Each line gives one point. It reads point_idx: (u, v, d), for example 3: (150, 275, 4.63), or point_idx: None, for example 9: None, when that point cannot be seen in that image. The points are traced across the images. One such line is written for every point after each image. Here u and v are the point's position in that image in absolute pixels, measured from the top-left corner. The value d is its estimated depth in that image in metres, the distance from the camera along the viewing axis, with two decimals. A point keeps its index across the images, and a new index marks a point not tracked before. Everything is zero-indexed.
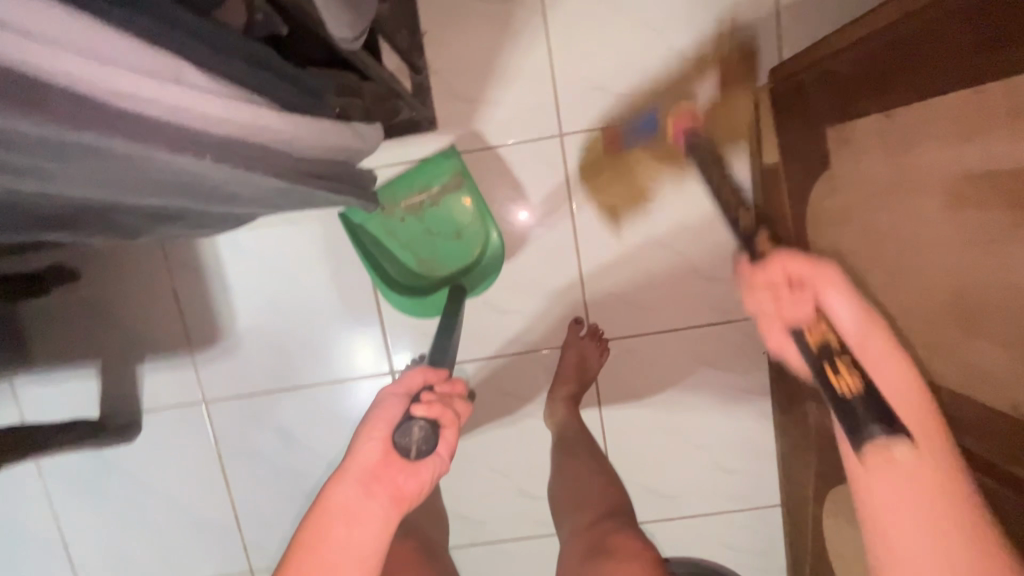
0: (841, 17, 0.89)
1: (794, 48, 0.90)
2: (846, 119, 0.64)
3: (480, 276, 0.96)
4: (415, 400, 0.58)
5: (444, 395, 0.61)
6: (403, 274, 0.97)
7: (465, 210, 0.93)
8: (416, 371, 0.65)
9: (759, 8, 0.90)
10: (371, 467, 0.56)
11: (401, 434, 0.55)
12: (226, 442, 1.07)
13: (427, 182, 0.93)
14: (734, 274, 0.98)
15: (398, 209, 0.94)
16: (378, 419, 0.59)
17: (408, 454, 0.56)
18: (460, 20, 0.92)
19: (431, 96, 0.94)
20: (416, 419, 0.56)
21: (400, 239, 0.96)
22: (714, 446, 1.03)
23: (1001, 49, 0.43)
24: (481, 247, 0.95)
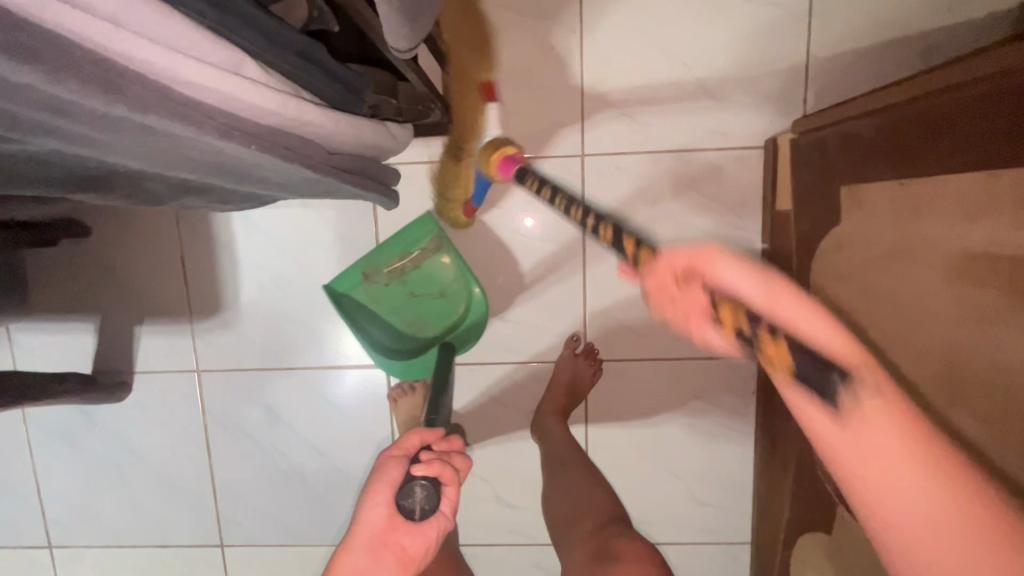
0: (867, 77, 0.92)
1: (818, 102, 0.92)
2: (860, 181, 0.66)
3: (466, 333, 0.98)
4: (416, 460, 0.62)
5: (442, 452, 0.65)
6: (392, 337, 0.98)
7: (448, 268, 0.97)
8: (416, 430, 0.67)
9: (790, 58, 0.92)
10: (378, 529, 0.60)
11: (405, 497, 0.59)
12: (213, 412, 1.07)
13: (407, 248, 0.96)
14: None
15: (382, 276, 0.97)
16: (380, 482, 0.62)
17: (413, 515, 0.59)
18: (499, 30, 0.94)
19: None
20: (416, 481, 0.59)
21: (385, 304, 0.99)
22: (693, 477, 1.05)
23: (1013, 140, 0.45)
24: (465, 306, 0.98)
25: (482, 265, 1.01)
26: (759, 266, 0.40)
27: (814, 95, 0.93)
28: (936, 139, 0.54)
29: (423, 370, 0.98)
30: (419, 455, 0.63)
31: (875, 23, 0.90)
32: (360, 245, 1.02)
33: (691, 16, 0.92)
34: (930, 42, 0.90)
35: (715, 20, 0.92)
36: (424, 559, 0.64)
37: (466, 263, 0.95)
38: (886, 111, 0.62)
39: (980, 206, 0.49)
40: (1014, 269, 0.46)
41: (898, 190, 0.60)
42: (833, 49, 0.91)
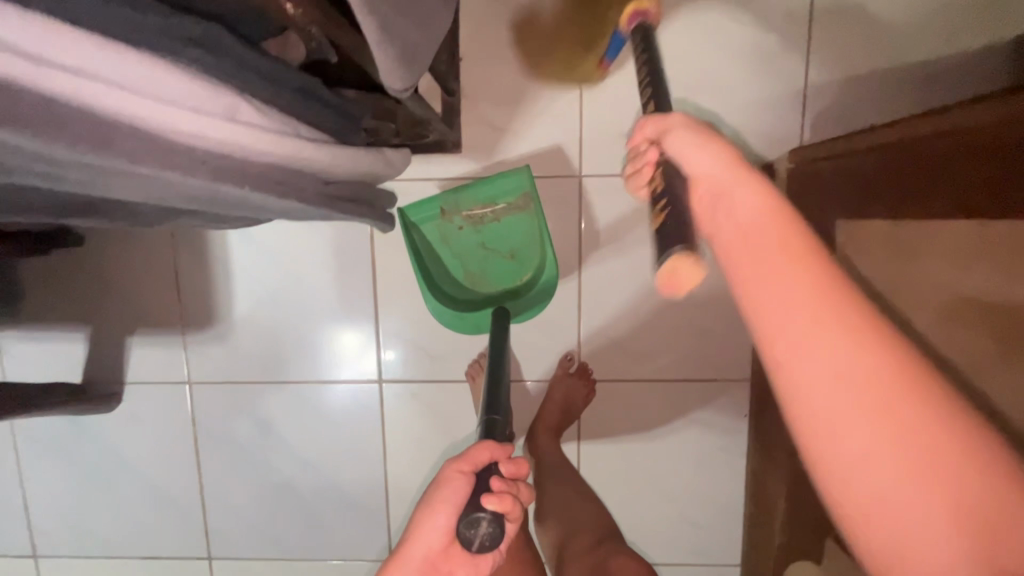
0: (863, 105, 0.92)
1: (814, 129, 0.93)
2: (857, 215, 0.66)
3: (524, 297, 0.98)
4: (486, 488, 0.60)
5: (511, 479, 0.63)
6: (448, 282, 0.98)
7: (527, 231, 0.96)
8: (488, 443, 0.65)
9: (788, 85, 0.92)
10: (434, 552, 0.66)
11: (468, 527, 0.58)
12: (204, 425, 1.07)
13: (494, 197, 0.95)
14: (726, 332, 1.00)
15: (458, 217, 0.96)
16: (444, 503, 0.64)
17: (471, 546, 0.59)
18: (499, 49, 0.94)
19: (460, 119, 0.96)
20: (484, 516, 0.57)
21: (451, 248, 0.98)
22: (684, 498, 1.05)
23: (1005, 190, 0.45)
24: (530, 272, 0.98)
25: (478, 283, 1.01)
26: (717, 145, 0.43)
27: (811, 121, 0.93)
28: (929, 176, 0.54)
29: (467, 326, 0.99)
30: (489, 481, 0.61)
31: (873, 51, 0.91)
32: (356, 259, 1.02)
33: (691, 41, 0.92)
34: (927, 73, 0.91)
35: (714, 45, 0.92)
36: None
37: (547, 233, 0.94)
38: (876, 146, 0.61)
39: (976, 242, 0.49)
40: (1006, 318, 0.47)
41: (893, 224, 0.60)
42: (830, 76, 0.92)
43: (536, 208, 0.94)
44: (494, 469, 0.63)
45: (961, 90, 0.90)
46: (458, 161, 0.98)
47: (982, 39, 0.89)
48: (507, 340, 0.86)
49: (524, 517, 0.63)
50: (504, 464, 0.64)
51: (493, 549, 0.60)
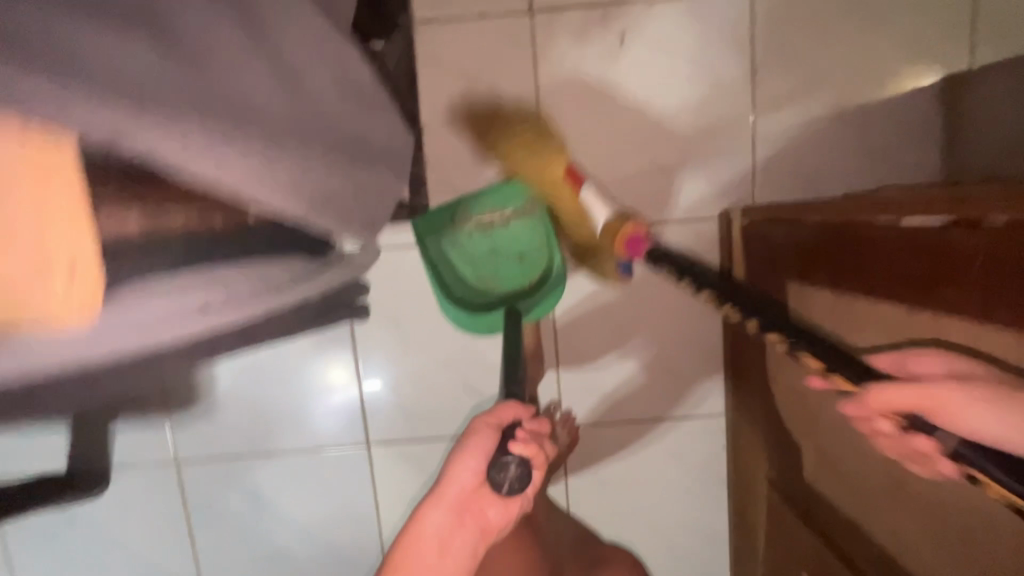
0: (809, 149, 0.97)
1: (765, 174, 0.98)
2: (802, 282, 0.72)
3: (534, 298, 0.97)
4: (513, 438, 0.71)
5: (534, 433, 0.74)
6: (460, 287, 0.99)
7: (536, 234, 0.96)
8: (509, 405, 0.77)
9: (737, 135, 0.97)
10: (467, 491, 0.71)
11: (498, 471, 0.68)
12: (195, 502, 1.07)
13: (503, 203, 0.96)
14: (698, 371, 1.04)
15: (468, 225, 0.97)
16: (472, 450, 0.71)
17: (500, 487, 0.68)
18: (458, 116, 0.97)
19: (425, 186, 0.98)
20: (512, 459, 0.68)
21: (461, 254, 0.99)
22: (670, 531, 1.09)
23: (938, 288, 0.52)
24: (540, 273, 0.98)
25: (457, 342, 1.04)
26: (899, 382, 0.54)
27: (762, 164, 0.98)
28: (885, 267, 0.58)
29: (479, 327, 0.99)
30: (514, 431, 0.71)
31: (814, 94, 0.96)
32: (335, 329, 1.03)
33: (641, 96, 0.96)
34: (866, 111, 0.96)
35: (664, 101, 0.96)
36: (500, 529, 0.73)
37: (555, 234, 0.95)
38: (825, 223, 0.65)
39: (930, 340, 0.54)
40: None
41: (845, 301, 0.64)
42: (776, 124, 0.97)
43: (543, 211, 0.95)
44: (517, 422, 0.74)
45: (899, 125, 0.95)
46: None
47: (912, 76, 0.94)
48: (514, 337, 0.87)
49: (546, 463, 0.73)
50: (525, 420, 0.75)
51: (520, 492, 0.69)
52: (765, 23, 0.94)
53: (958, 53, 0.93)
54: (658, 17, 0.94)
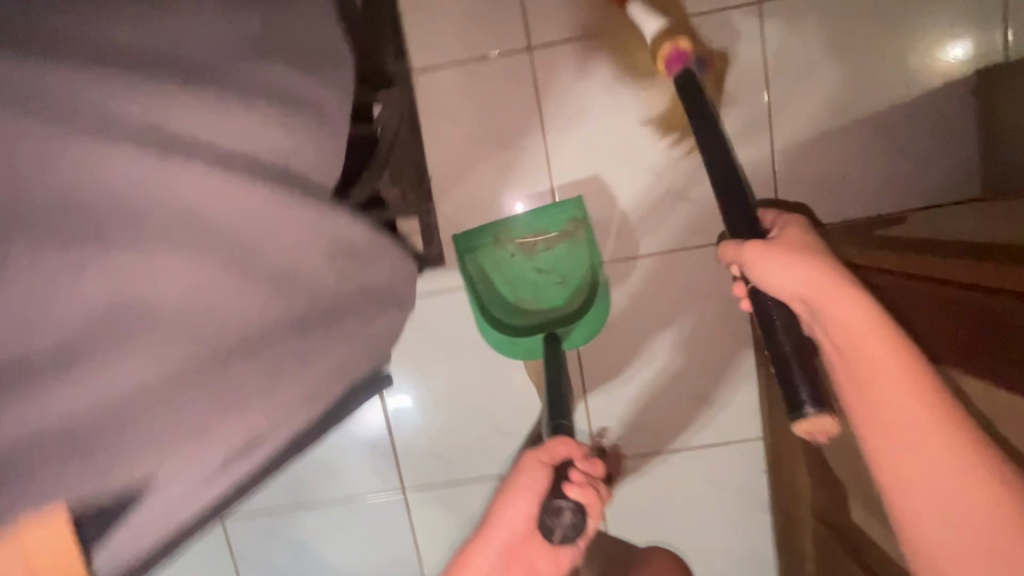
0: (834, 161, 0.92)
1: (789, 190, 0.93)
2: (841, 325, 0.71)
3: (576, 324, 0.95)
4: (567, 479, 0.60)
5: (591, 475, 0.63)
6: (499, 309, 0.96)
7: (581, 256, 0.94)
8: (564, 439, 0.65)
9: (754, 153, 0.93)
10: (516, 536, 0.63)
11: (550, 516, 0.58)
12: (243, 555, 1.11)
13: (547, 224, 0.94)
14: (732, 397, 1.01)
15: (511, 244, 0.95)
16: (524, 485, 0.62)
17: (551, 536, 0.58)
18: (463, 160, 0.95)
19: (437, 234, 0.97)
20: (567, 505, 0.58)
21: (502, 273, 0.96)
22: (715, 559, 1.06)
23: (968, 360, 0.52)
24: (581, 298, 0.95)
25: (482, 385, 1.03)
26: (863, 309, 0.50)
27: (788, 184, 0.93)
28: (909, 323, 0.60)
29: (517, 352, 0.97)
30: (569, 472, 0.61)
31: (839, 107, 0.91)
32: None
33: (655, 124, 0.93)
34: (896, 121, 0.91)
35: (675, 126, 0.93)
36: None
37: (600, 262, 0.94)
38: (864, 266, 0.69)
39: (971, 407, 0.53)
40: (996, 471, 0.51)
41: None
42: (796, 137, 0.92)
43: (590, 234, 0.93)
44: (570, 463, 0.63)
45: (931, 134, 0.91)
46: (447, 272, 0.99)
47: (943, 82, 0.90)
48: (561, 364, 0.83)
49: (605, 512, 0.62)
50: (583, 460, 0.63)
51: (573, 541, 0.59)
52: (782, 38, 0.90)
53: (990, 54, 0.88)
54: None
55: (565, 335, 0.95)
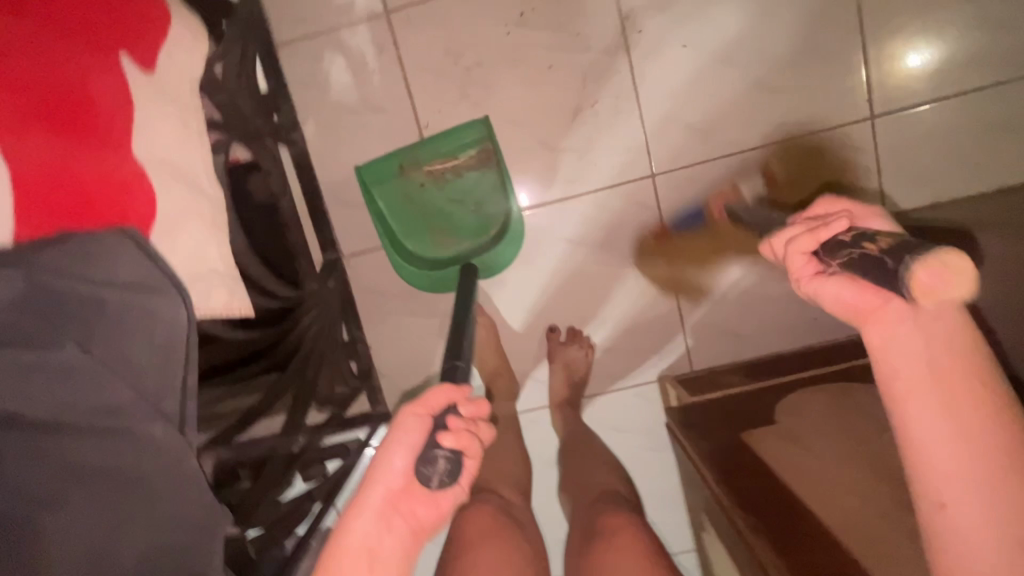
0: (737, 303, 1.01)
1: (696, 331, 1.02)
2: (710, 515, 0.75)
3: (493, 249, 0.96)
4: (444, 427, 0.63)
5: (471, 420, 0.66)
6: (410, 236, 0.97)
7: (490, 185, 0.95)
8: (444, 388, 0.66)
9: (662, 302, 1.02)
10: (392, 494, 0.62)
11: (426, 464, 0.61)
12: None
13: (453, 150, 0.94)
14: (672, 516, 1.08)
15: (419, 174, 0.95)
16: (397, 442, 0.63)
17: (429, 481, 0.61)
18: (395, 327, 1.03)
19: (381, 391, 1.05)
20: (442, 451, 0.61)
21: (411, 203, 0.96)
22: None
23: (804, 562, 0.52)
24: (496, 225, 0.96)
25: None
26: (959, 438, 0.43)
27: (691, 328, 1.02)
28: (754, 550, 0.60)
29: (433, 284, 0.98)
30: (447, 419, 0.64)
31: (733, 259, 1.00)
32: None
33: (570, 278, 1.01)
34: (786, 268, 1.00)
35: (587, 281, 1.01)
36: (437, 529, 0.66)
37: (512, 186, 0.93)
38: (719, 465, 0.70)
39: None
40: None
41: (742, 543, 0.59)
42: (697, 285, 1.01)
43: (498, 160, 0.94)
44: (451, 409, 0.65)
45: None
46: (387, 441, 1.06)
47: None
48: (473, 294, 0.87)
49: (480, 454, 0.65)
50: (463, 405, 0.66)
51: (453, 485, 0.63)
52: (672, 203, 0.98)
53: (869, 203, 0.97)
54: (566, 218, 0.99)
55: (481, 265, 0.98)
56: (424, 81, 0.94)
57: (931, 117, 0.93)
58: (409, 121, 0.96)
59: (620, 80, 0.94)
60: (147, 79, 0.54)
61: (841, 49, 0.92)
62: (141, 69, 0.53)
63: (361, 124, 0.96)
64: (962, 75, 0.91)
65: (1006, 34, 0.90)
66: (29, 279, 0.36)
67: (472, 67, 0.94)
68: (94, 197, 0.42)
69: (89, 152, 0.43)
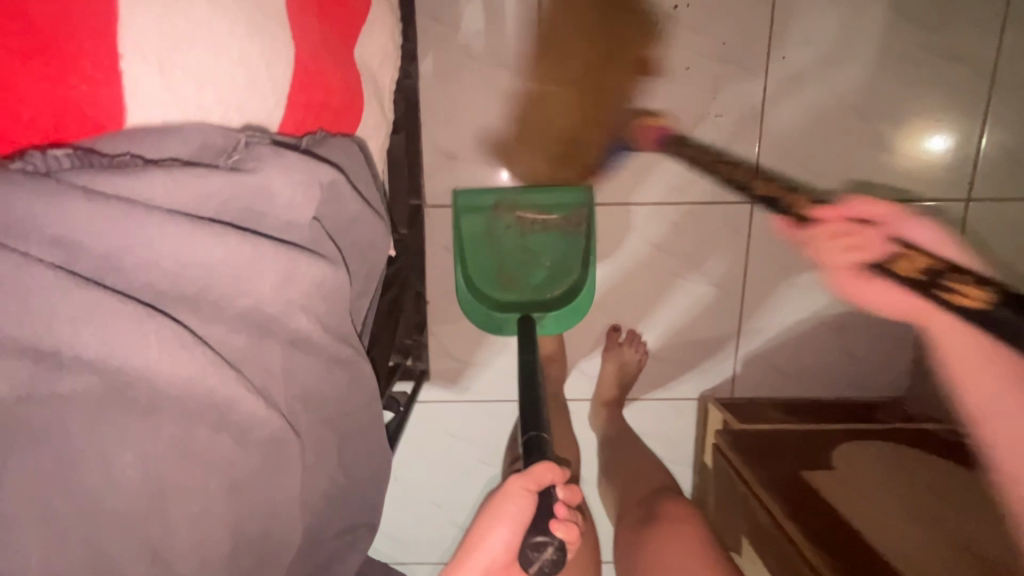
0: (791, 344, 1.04)
1: (746, 362, 1.05)
2: (755, 538, 0.79)
3: (553, 310, 0.93)
4: (550, 516, 0.59)
5: (570, 507, 0.63)
6: (481, 274, 0.93)
7: (573, 246, 0.94)
8: (550, 463, 0.59)
9: (723, 327, 1.03)
10: (494, 565, 0.63)
11: (531, 549, 0.56)
12: None
13: (550, 206, 0.92)
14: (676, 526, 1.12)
15: (509, 218, 0.92)
16: (504, 511, 0.61)
17: (528, 567, 0.56)
18: None
19: (428, 349, 1.02)
20: (550, 541, 0.56)
21: (491, 242, 0.94)
22: None
23: None
24: (566, 286, 0.94)
25: (451, 491, 1.09)
26: None
27: (744, 358, 1.04)
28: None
29: (488, 326, 0.94)
30: (554, 505, 0.60)
31: (802, 302, 1.02)
32: None
33: (644, 281, 1.01)
34: (847, 322, 1.03)
35: (660, 289, 1.01)
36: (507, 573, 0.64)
37: (595, 253, 0.91)
38: (787, 513, 0.73)
39: None
40: None
41: None
42: (760, 318, 1.03)
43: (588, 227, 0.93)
44: (554, 491, 0.60)
45: (877, 337, 1.03)
46: (424, 401, 1.05)
47: None
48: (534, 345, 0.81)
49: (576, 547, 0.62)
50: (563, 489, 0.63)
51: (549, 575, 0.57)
52: (761, 234, 0.99)
53: None
54: (657, 223, 0.98)
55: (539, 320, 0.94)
56: (558, 47, 0.90)
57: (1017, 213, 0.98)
58: (531, 84, 0.92)
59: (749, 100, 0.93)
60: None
61: (957, 128, 0.94)
62: None
63: (481, 74, 0.91)
64: None
65: None
66: (331, 181, 0.36)
67: (611, 46, 0.91)
68: (336, 96, 0.41)
69: (336, 46, 0.42)
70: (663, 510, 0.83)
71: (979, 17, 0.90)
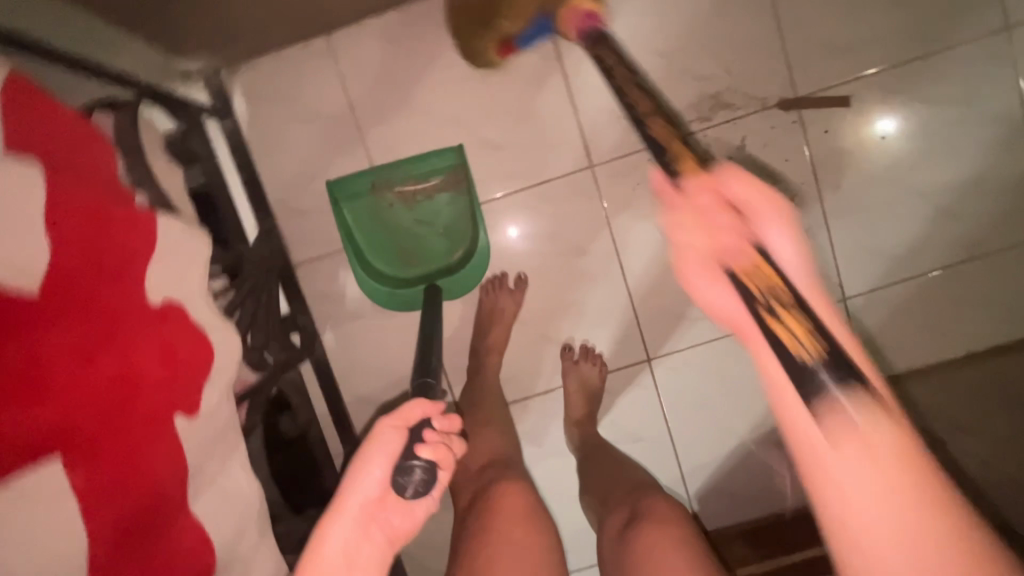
0: (738, 469, 1.07)
1: (703, 498, 1.08)
2: None
3: (454, 270, 1.01)
4: (419, 438, 0.61)
5: (445, 433, 0.64)
6: (379, 254, 1.01)
7: (460, 209, 1.01)
8: (422, 401, 0.65)
9: (667, 473, 1.07)
10: (369, 503, 0.62)
11: (402, 475, 0.58)
12: None
13: (427, 173, 0.99)
14: None
15: (389, 194, 0.99)
16: (377, 454, 0.63)
17: (404, 492, 0.58)
18: None
19: None
20: (418, 462, 0.58)
21: (384, 222, 1.01)
22: None
23: None
24: (463, 248, 1.02)
25: None
26: None
27: (697, 494, 1.08)
28: None
29: (396, 302, 1.02)
30: (425, 431, 0.62)
31: (732, 429, 1.06)
32: None
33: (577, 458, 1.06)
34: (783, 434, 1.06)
35: None
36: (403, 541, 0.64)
37: (480, 208, 0.99)
38: None
39: None
40: None
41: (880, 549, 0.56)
42: (700, 456, 1.07)
43: (468, 184, 0.99)
44: (426, 420, 0.63)
45: None
46: None
47: None
48: (438, 310, 0.88)
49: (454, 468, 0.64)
50: (438, 418, 0.64)
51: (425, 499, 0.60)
52: (669, 382, 1.05)
53: None
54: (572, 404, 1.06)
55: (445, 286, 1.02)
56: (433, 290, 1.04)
57: (903, 292, 1.01)
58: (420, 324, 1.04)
59: (610, 278, 1.03)
60: (190, 422, 0.57)
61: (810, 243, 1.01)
62: (187, 415, 0.57)
63: (377, 330, 1.04)
64: (920, 260, 1.01)
65: (958, 220, 0.99)
66: None
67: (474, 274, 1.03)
68: None
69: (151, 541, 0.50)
70: (651, 510, 0.75)
71: (788, 152, 0.99)
